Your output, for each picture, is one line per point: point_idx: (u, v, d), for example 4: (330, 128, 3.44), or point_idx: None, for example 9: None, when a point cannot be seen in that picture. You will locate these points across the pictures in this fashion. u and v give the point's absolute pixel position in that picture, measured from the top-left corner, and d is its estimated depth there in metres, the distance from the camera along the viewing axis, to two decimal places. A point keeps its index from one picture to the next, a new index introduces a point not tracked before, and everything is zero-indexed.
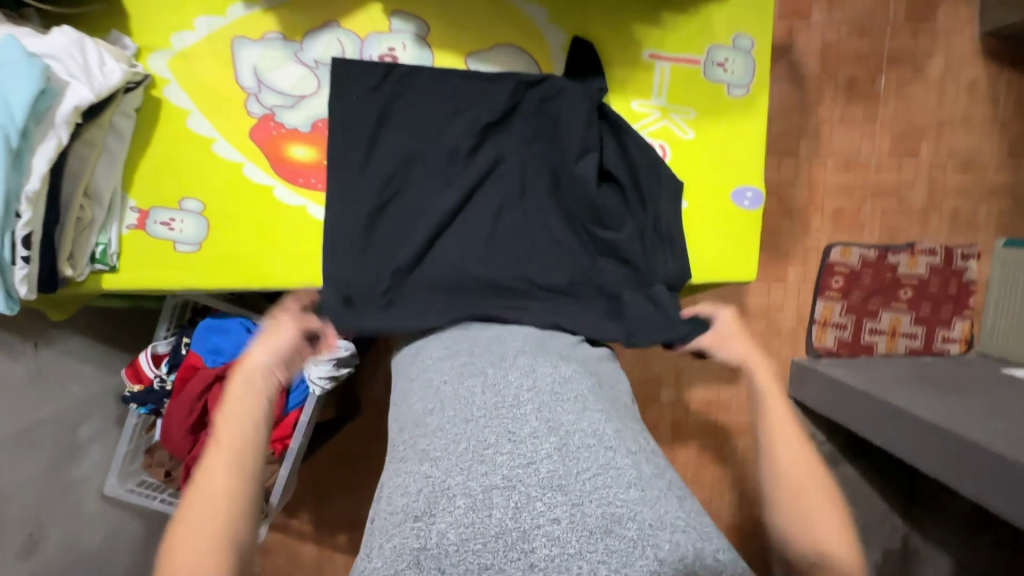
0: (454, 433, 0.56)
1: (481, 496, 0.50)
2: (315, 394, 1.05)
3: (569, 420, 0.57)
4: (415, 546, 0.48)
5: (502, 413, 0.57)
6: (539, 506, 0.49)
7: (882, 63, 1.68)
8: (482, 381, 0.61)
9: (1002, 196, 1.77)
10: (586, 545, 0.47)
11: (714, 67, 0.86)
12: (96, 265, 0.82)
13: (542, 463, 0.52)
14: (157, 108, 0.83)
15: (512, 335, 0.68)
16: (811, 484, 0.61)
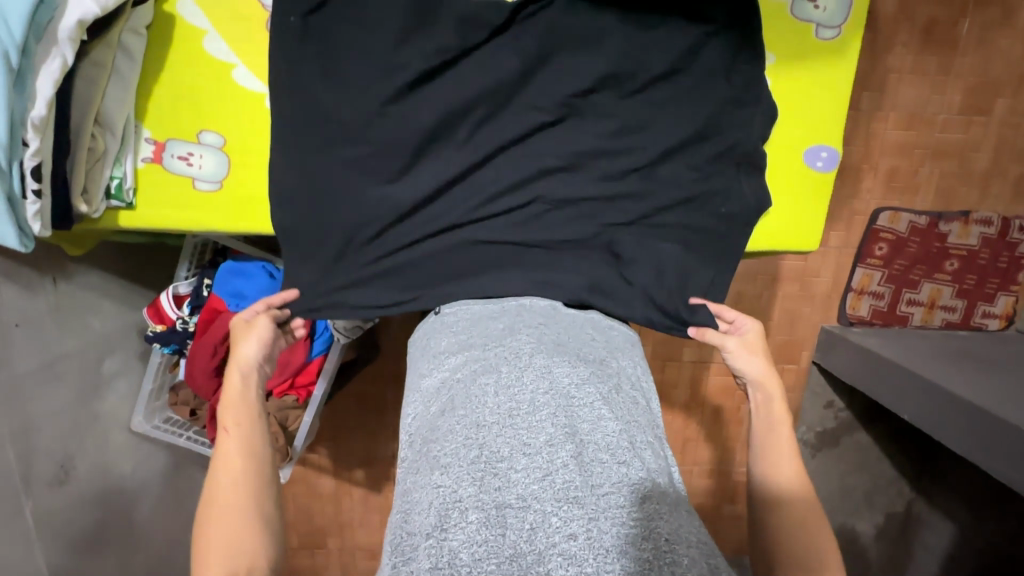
0: (465, 440, 0.53)
1: (495, 514, 0.48)
2: (340, 342, 1.03)
3: (586, 428, 0.54)
4: (428, 565, 0.46)
5: (515, 421, 0.54)
6: (555, 521, 0.47)
7: (966, 4, 1.50)
8: (495, 380, 0.57)
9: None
10: (604, 563, 0.45)
11: (804, 3, 0.74)
12: (112, 202, 0.77)
13: (557, 475, 0.49)
14: (169, 25, 0.74)
15: (524, 326, 0.64)
16: (796, 485, 0.65)
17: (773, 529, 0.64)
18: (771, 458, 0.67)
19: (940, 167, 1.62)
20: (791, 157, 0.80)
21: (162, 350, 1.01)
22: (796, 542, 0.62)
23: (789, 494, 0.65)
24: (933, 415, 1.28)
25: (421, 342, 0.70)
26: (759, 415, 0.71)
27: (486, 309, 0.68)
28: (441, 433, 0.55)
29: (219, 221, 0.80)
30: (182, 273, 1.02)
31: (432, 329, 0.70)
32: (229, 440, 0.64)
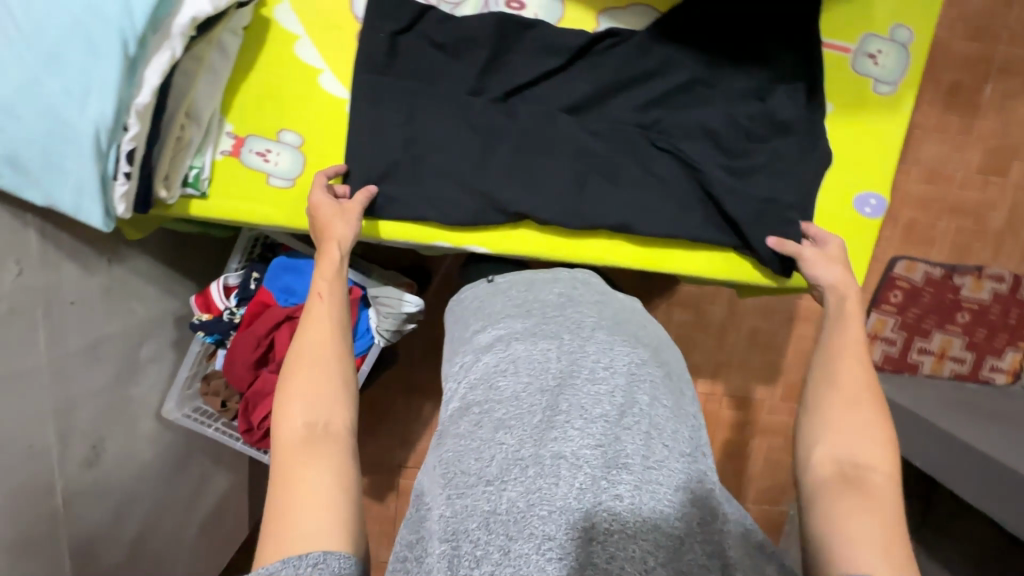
0: (523, 398, 0.55)
1: (551, 469, 0.50)
2: (380, 345, 1.04)
3: (641, 404, 0.55)
4: (486, 508, 0.49)
5: (575, 388, 0.55)
6: (604, 486, 0.49)
7: (989, 71, 1.57)
8: (558, 347, 0.59)
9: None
10: (643, 530, 0.48)
11: (864, 58, 0.79)
12: (186, 190, 0.78)
13: (610, 446, 0.51)
14: (265, 30, 0.78)
15: (584, 304, 0.66)
16: (856, 385, 0.59)
17: (813, 416, 0.59)
18: (837, 353, 0.61)
19: (956, 223, 1.68)
20: (841, 202, 0.81)
21: (205, 339, 1.02)
22: (839, 429, 0.56)
23: (845, 389, 0.59)
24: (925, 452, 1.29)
25: (470, 301, 0.74)
26: (833, 313, 0.66)
27: (542, 276, 0.71)
28: (502, 391, 0.57)
29: (287, 216, 0.80)
30: (232, 264, 1.04)
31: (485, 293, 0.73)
32: (314, 314, 0.63)
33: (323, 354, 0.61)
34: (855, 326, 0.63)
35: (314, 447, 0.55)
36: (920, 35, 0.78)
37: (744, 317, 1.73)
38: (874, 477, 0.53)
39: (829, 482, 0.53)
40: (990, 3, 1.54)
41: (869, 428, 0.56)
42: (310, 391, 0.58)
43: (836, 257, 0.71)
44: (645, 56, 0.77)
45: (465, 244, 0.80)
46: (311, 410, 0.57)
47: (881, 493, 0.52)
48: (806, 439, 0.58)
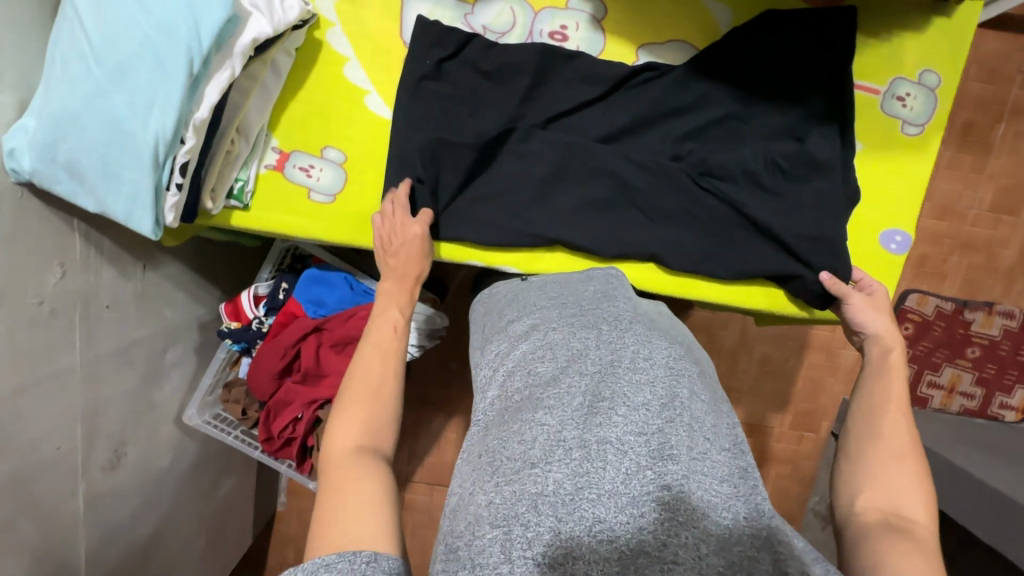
0: (565, 382, 0.54)
1: (595, 451, 0.48)
2: (403, 359, 1.05)
3: (685, 398, 0.52)
4: (533, 491, 0.46)
5: (617, 372, 0.53)
6: (649, 474, 0.46)
7: (1002, 112, 1.61)
8: (596, 336, 0.58)
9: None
10: (694, 517, 0.45)
11: (893, 100, 0.81)
12: (230, 202, 0.80)
13: (654, 436, 0.48)
14: (316, 50, 0.81)
15: (619, 301, 0.66)
16: (899, 443, 0.59)
17: (852, 468, 0.60)
18: (878, 407, 0.62)
19: (968, 259, 1.70)
20: (867, 237, 0.83)
21: (231, 346, 1.03)
22: (878, 483, 0.57)
23: (886, 445, 0.59)
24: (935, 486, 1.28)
25: (504, 302, 0.75)
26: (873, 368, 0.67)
27: (577, 276, 0.74)
28: (542, 377, 0.56)
29: (325, 230, 0.81)
30: (263, 274, 1.06)
31: (520, 290, 0.75)
32: (379, 338, 0.64)
33: (381, 374, 0.60)
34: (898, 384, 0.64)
35: (363, 460, 0.55)
36: (949, 79, 0.80)
37: (756, 344, 1.74)
38: (920, 532, 0.52)
39: (869, 531, 0.53)
40: (1003, 48, 1.58)
41: (914, 482, 0.56)
42: (367, 410, 0.58)
43: (881, 304, 0.74)
44: (681, 92, 0.80)
45: (497, 264, 0.81)
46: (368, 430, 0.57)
47: (929, 548, 0.51)
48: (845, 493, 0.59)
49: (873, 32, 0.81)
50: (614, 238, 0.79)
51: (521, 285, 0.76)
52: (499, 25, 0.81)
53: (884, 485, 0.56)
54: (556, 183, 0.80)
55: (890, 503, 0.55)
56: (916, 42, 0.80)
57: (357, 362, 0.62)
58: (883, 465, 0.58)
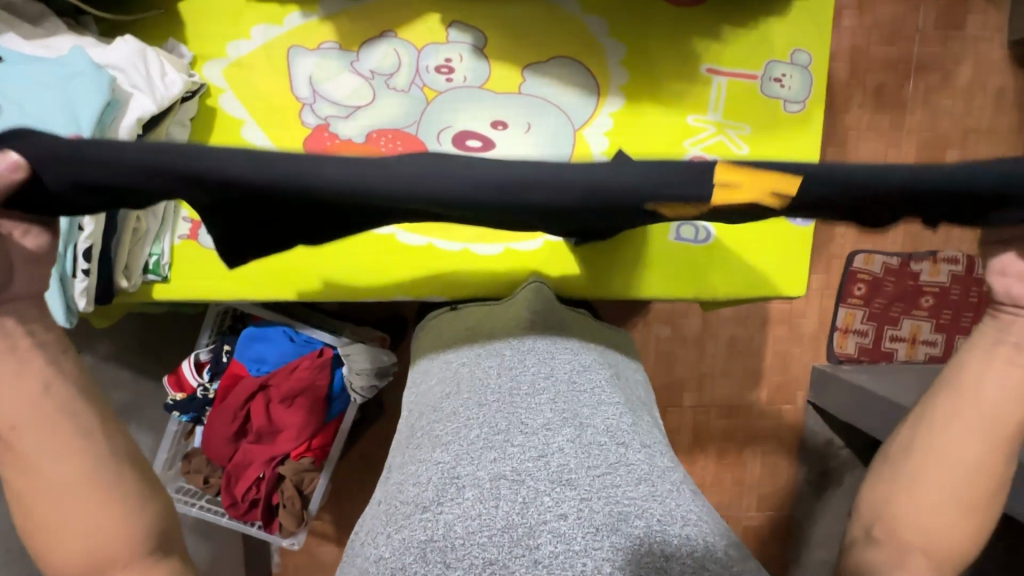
0: (467, 418, 0.59)
1: (489, 487, 0.50)
2: (356, 402, 1.05)
3: (584, 414, 0.58)
4: (423, 538, 0.48)
5: (516, 401, 0.59)
6: (547, 501, 0.49)
7: (909, 70, 1.68)
8: (498, 363, 0.65)
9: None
10: (592, 542, 0.46)
11: (771, 83, 0.85)
12: (148, 276, 0.82)
13: (553, 457, 0.53)
14: (212, 116, 0.82)
15: (530, 322, 0.71)
16: (961, 476, 0.53)
17: (902, 494, 0.54)
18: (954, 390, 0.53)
19: None
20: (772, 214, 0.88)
21: (180, 418, 1.02)
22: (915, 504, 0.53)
23: (951, 479, 0.53)
24: None
25: (433, 340, 0.78)
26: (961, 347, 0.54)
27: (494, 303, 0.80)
28: (445, 413, 0.61)
29: (251, 289, 0.85)
30: (202, 340, 1.05)
31: (442, 327, 0.79)
32: (19, 434, 0.48)
33: (59, 495, 0.48)
34: (991, 385, 0.52)
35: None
36: (820, 56, 0.84)
37: (719, 327, 1.77)
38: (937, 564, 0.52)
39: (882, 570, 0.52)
40: (897, 12, 1.66)
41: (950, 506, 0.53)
42: (79, 524, 0.48)
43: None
44: None
45: (424, 295, 0.87)
46: (80, 552, 0.49)
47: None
48: (872, 511, 0.55)
49: (742, 22, 0.84)
50: None
51: (444, 321, 0.80)
52: (386, 67, 0.82)
53: (922, 518, 0.53)
54: None
55: (926, 546, 0.52)
56: (783, 25, 0.84)
57: (17, 471, 0.48)
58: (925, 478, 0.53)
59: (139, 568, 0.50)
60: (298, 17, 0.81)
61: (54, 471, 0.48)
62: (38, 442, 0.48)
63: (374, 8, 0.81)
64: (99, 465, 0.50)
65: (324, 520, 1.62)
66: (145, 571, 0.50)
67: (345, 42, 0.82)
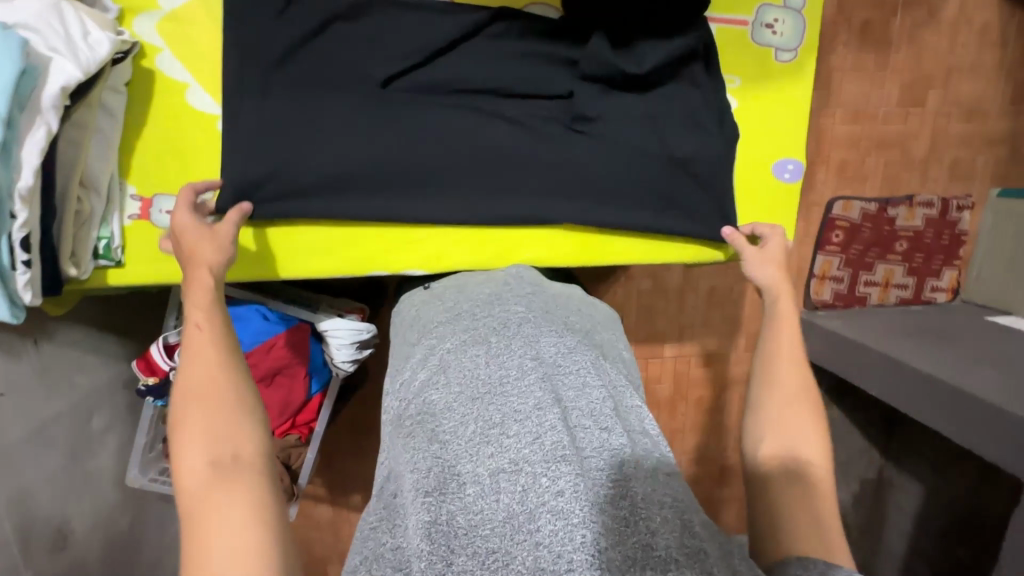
0: (458, 409, 0.57)
1: (489, 481, 0.51)
2: (338, 376, 1.04)
3: (570, 397, 0.58)
4: (427, 520, 0.49)
5: (505, 388, 0.57)
6: (545, 481, 0.50)
7: (896, 5, 1.62)
8: (486, 351, 0.62)
9: (1005, 142, 1.77)
10: (588, 514, 0.48)
11: (763, 29, 0.79)
12: (100, 262, 0.76)
13: (547, 436, 0.52)
14: (149, 80, 0.73)
15: (513, 304, 0.69)
16: (791, 400, 0.63)
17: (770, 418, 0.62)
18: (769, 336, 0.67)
19: (884, 157, 1.74)
20: (761, 171, 0.84)
21: (156, 402, 0.99)
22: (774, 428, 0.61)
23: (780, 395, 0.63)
24: (892, 386, 1.31)
25: (416, 327, 0.73)
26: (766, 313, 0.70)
27: (474, 277, 0.76)
28: (436, 406, 0.58)
29: None
30: (169, 322, 1.00)
31: (422, 305, 0.76)
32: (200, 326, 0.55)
33: (214, 380, 0.52)
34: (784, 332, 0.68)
35: (223, 485, 0.47)
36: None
37: (700, 278, 1.77)
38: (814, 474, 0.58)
39: (770, 476, 0.58)
40: None
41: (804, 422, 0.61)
42: (209, 407, 0.51)
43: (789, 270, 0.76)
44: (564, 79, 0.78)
45: (402, 270, 0.82)
46: (215, 448, 0.49)
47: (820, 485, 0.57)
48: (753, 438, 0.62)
49: None
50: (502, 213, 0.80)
51: (426, 299, 0.77)
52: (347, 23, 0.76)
53: (779, 430, 0.61)
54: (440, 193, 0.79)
55: (791, 452, 0.59)
56: None
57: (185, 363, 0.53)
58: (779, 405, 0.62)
59: (246, 450, 0.49)
60: None
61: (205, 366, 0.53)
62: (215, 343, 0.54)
63: None
64: (240, 376, 0.53)
65: (314, 484, 1.64)
66: (247, 452, 0.49)
67: None
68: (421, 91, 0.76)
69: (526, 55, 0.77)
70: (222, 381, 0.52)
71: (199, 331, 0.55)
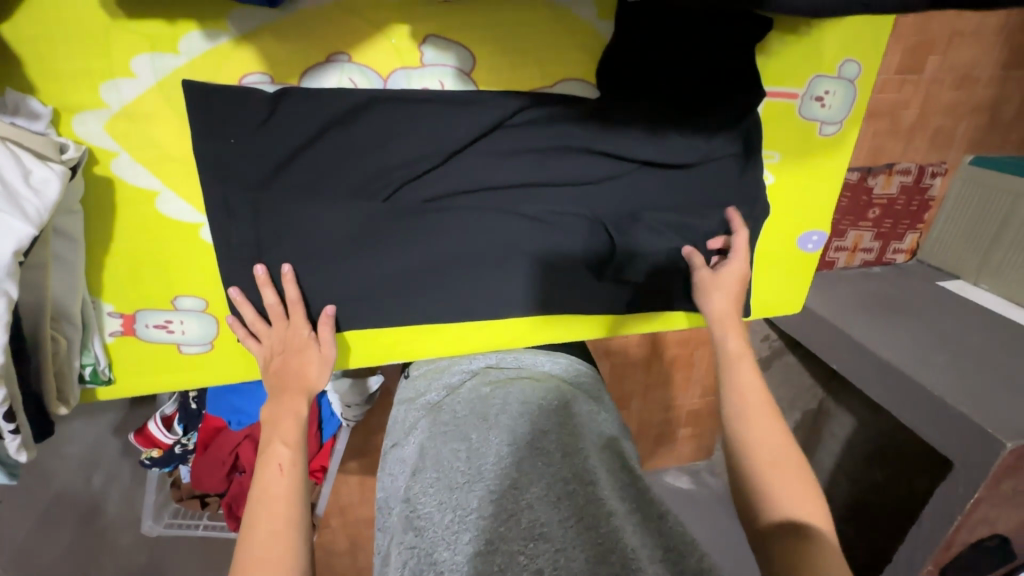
0: (434, 497, 0.55)
1: (466, 566, 0.48)
2: (348, 427, 1.01)
3: (546, 467, 0.56)
4: None
5: (481, 475, 0.55)
6: (525, 564, 0.48)
7: None
8: (462, 441, 0.59)
9: (987, 114, 1.26)
10: None
11: (812, 102, 0.72)
12: (86, 385, 0.68)
13: (525, 518, 0.51)
14: (108, 189, 0.60)
15: (487, 390, 0.66)
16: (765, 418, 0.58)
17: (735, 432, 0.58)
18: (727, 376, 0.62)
19: (871, 129, 1.20)
20: (788, 243, 0.82)
21: (163, 468, 0.95)
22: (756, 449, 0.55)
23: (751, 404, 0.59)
24: (848, 365, 1.15)
25: (399, 427, 0.70)
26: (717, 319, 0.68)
27: (451, 369, 0.74)
28: (414, 496, 0.57)
29: (216, 377, 0.74)
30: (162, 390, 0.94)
31: (402, 404, 0.72)
32: (277, 472, 0.52)
33: (277, 551, 0.47)
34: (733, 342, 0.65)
35: None
36: (868, 66, 0.72)
37: None
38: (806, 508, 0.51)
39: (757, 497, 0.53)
40: None
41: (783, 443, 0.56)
42: None
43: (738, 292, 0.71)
44: (592, 164, 0.70)
45: (420, 356, 0.78)
46: None
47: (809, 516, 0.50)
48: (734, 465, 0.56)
49: (794, 25, 0.67)
50: (522, 298, 0.77)
51: (401, 398, 0.73)
52: None
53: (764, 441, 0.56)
54: (454, 282, 0.74)
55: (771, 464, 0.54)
56: (836, 29, 0.68)
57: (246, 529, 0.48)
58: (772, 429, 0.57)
59: None
60: (200, 40, 0.55)
61: (264, 531, 0.48)
62: (289, 500, 0.51)
63: (309, 21, 0.57)
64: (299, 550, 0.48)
65: None
66: None
67: (276, 72, 0.58)
68: (439, 195, 0.68)
69: (555, 146, 0.68)
70: (283, 552, 0.47)
71: (278, 477, 0.52)
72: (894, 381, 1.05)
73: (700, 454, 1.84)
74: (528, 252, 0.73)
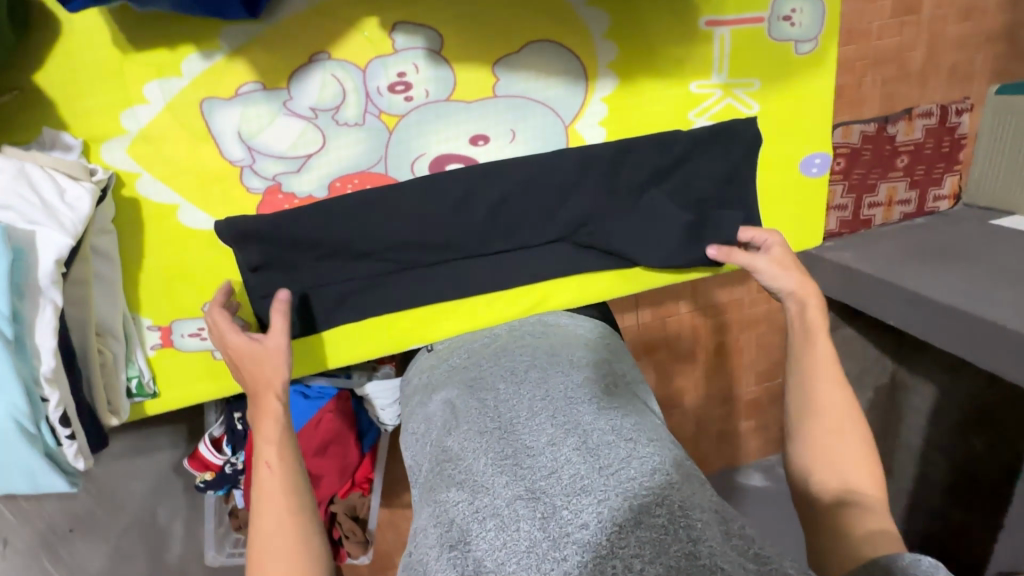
0: (471, 451, 0.55)
1: (509, 513, 0.49)
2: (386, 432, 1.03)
3: (587, 420, 0.55)
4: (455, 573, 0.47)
5: (517, 429, 0.56)
6: (566, 513, 0.48)
7: None
8: (494, 397, 0.60)
9: (1006, 40, 1.18)
10: (618, 542, 0.46)
11: (781, 22, 0.74)
12: (135, 398, 0.74)
13: (564, 471, 0.51)
14: (136, 208, 0.67)
15: (517, 350, 0.66)
16: (839, 404, 0.58)
17: (804, 454, 0.57)
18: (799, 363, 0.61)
19: (879, 76, 1.14)
20: (788, 169, 0.80)
21: (217, 492, 0.98)
22: (826, 458, 0.56)
23: (831, 396, 0.58)
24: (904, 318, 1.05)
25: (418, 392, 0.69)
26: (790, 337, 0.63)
27: (476, 333, 0.73)
28: (451, 451, 0.57)
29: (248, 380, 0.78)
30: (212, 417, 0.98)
31: (426, 365, 0.72)
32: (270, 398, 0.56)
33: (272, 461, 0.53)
34: (824, 345, 0.60)
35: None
36: None
37: None
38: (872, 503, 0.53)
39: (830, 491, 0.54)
40: None
41: (860, 452, 0.55)
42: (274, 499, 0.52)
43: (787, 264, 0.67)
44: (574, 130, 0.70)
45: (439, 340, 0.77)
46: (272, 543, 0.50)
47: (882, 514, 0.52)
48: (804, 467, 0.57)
49: None
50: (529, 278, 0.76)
51: (425, 360, 0.72)
52: (330, 100, 0.66)
53: (839, 442, 0.56)
54: (459, 270, 0.75)
55: (846, 469, 0.55)
56: None
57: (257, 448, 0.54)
58: (843, 423, 0.57)
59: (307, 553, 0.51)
60: (198, 60, 0.62)
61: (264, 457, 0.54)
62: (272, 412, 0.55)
63: (289, 30, 0.63)
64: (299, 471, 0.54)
65: None
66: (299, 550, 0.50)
67: (267, 79, 0.65)
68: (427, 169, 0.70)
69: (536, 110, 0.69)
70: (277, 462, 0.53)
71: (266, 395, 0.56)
72: (955, 325, 0.95)
73: (769, 450, 1.70)
74: (524, 227, 0.74)
